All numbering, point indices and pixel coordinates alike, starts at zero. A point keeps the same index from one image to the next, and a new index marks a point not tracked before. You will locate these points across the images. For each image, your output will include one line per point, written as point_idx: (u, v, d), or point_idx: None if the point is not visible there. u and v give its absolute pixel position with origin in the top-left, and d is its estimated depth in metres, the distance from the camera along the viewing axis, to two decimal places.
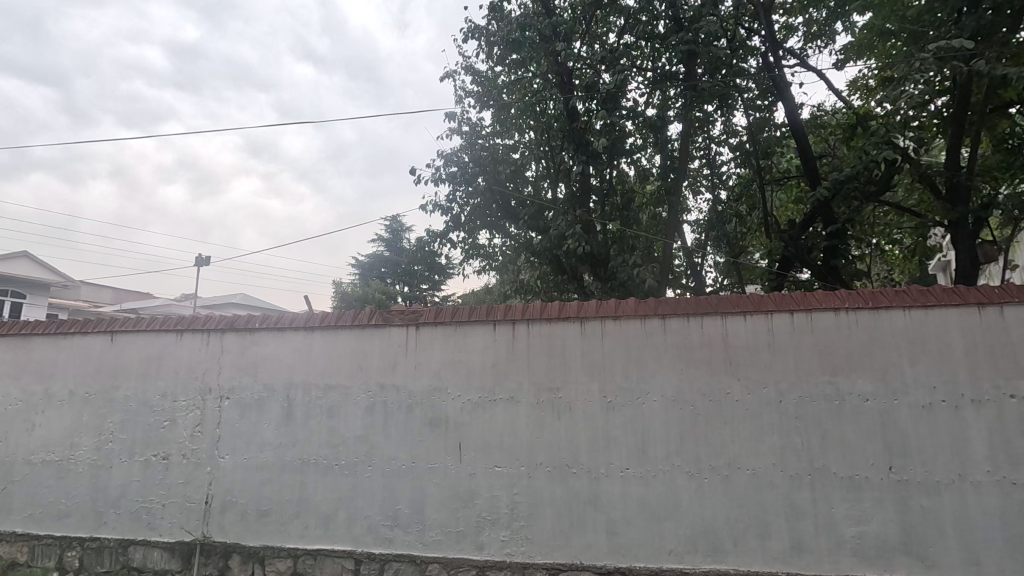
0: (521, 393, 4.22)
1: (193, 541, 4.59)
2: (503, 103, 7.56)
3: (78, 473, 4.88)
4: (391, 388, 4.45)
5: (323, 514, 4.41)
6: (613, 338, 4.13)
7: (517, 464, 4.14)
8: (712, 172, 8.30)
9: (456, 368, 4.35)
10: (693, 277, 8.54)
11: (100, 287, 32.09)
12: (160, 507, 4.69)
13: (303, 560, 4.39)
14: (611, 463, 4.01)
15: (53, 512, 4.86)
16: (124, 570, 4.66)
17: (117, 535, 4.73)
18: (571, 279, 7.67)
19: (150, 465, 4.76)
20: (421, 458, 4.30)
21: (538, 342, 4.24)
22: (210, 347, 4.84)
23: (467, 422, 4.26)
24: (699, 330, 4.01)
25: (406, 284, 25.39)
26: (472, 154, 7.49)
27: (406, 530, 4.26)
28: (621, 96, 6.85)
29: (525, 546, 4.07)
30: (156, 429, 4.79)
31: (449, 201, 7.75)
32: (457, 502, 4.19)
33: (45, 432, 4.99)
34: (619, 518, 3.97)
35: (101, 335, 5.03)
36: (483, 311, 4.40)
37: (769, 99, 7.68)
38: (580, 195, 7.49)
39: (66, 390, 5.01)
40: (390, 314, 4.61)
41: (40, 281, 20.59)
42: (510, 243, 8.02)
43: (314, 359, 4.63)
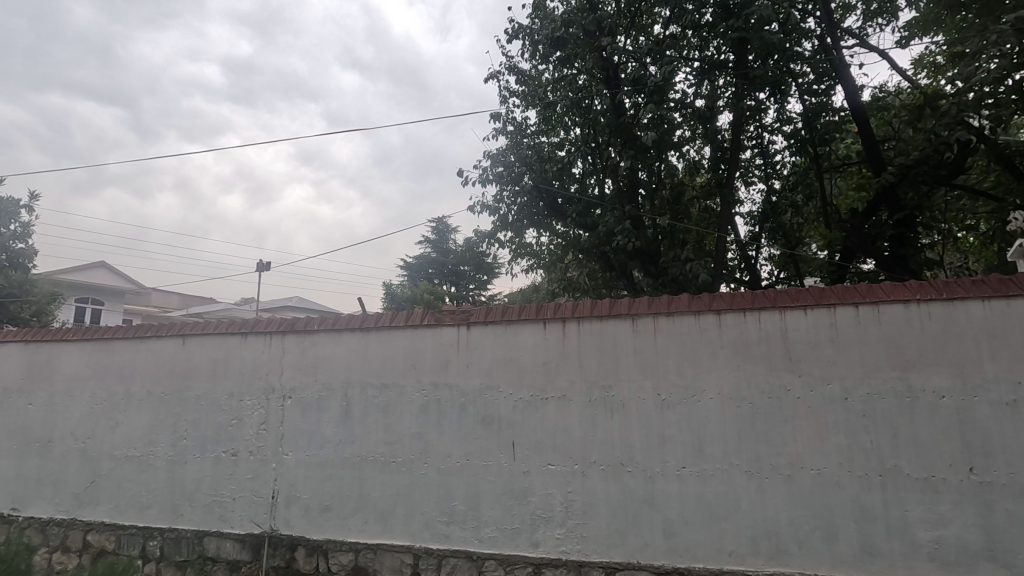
0: (573, 391, 4.21)
1: (261, 534, 4.82)
2: (548, 101, 7.55)
3: (156, 469, 5.21)
4: (444, 387, 4.53)
5: (382, 510, 4.54)
6: (666, 335, 4.05)
7: (571, 463, 4.14)
8: (765, 162, 8.01)
9: (507, 367, 4.39)
10: (747, 271, 8.27)
11: (169, 293, 34.23)
12: (231, 500, 4.95)
13: (364, 554, 4.52)
14: (667, 462, 3.95)
15: (136, 504, 5.22)
16: (200, 560, 4.94)
17: (193, 527, 5.02)
18: (620, 276, 7.59)
19: (221, 460, 5.03)
20: (474, 455, 4.36)
21: (589, 340, 4.22)
22: (272, 349, 5.07)
23: (519, 420, 4.29)
24: (756, 326, 3.89)
25: (453, 284, 25.81)
26: (518, 154, 7.51)
27: (462, 526, 4.33)
28: (669, 88, 6.71)
29: (581, 544, 4.06)
30: (225, 426, 5.06)
31: (497, 201, 7.80)
32: (512, 500, 4.23)
33: (127, 429, 5.36)
34: (676, 518, 3.90)
35: (174, 339, 5.36)
36: (533, 311, 4.42)
37: (826, 83, 7.31)
38: (628, 191, 7.38)
39: (144, 391, 5.36)
40: (441, 315, 4.70)
41: (116, 289, 22.11)
42: (558, 242, 8.01)
43: (370, 359, 4.77)
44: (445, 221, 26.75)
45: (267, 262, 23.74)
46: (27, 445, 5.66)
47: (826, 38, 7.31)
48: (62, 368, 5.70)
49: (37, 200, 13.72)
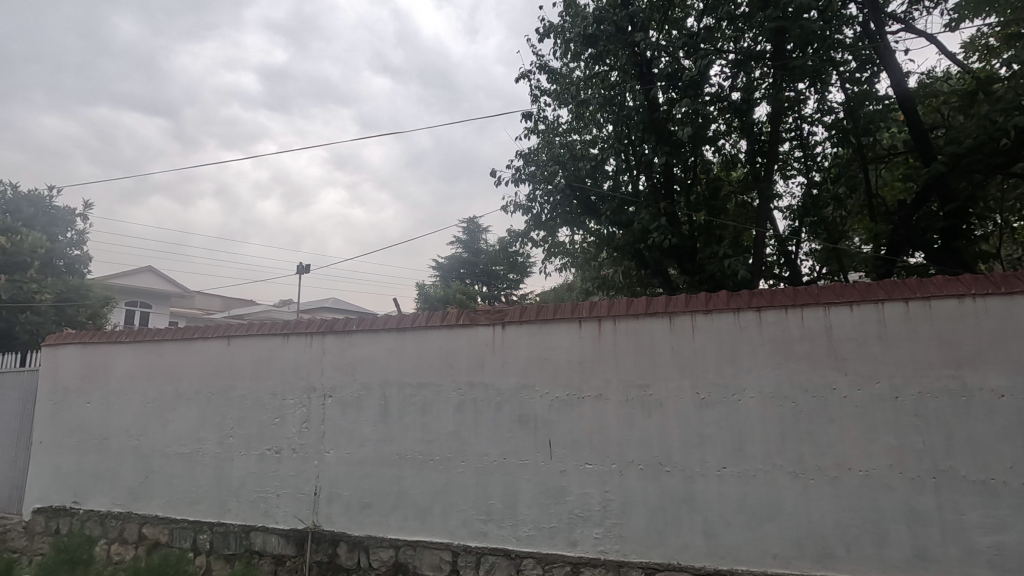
0: (609, 390, 4.19)
1: (305, 529, 4.95)
2: (581, 99, 7.51)
3: (204, 465, 5.41)
4: (479, 386, 4.56)
5: (420, 507, 4.60)
6: (704, 334, 3.99)
7: (608, 462, 4.12)
8: (805, 154, 7.79)
9: (542, 365, 4.40)
10: (787, 266, 8.06)
11: (212, 296, 35.53)
12: (275, 497, 5.10)
13: (404, 550, 4.60)
14: (707, 462, 3.89)
15: (187, 499, 5.43)
16: (247, 553, 5.11)
17: (239, 521, 5.20)
18: (655, 274, 7.49)
19: (265, 458, 5.19)
20: (511, 454, 4.38)
21: (624, 339, 4.19)
22: (312, 349, 5.20)
23: (555, 419, 4.29)
24: (799, 323, 3.78)
25: (485, 283, 26.02)
26: (550, 154, 7.61)
27: (500, 524, 4.36)
28: (704, 83, 6.64)
29: (619, 544, 4.03)
30: (269, 425, 5.22)
31: (529, 201, 7.81)
32: (549, 499, 4.23)
33: (177, 427, 5.58)
34: (717, 519, 3.83)
35: (219, 340, 5.56)
36: (568, 309, 4.41)
37: (869, 71, 7.04)
38: (663, 187, 7.32)
39: (193, 390, 5.58)
40: (476, 314, 4.72)
41: (164, 293, 23.06)
42: (591, 240, 7.96)
43: (407, 359, 4.84)
44: (475, 221, 26.87)
45: (305, 265, 24.37)
46: (86, 442, 5.96)
47: (869, 24, 7.04)
48: (115, 368, 5.98)
49: (91, 209, 14.38)
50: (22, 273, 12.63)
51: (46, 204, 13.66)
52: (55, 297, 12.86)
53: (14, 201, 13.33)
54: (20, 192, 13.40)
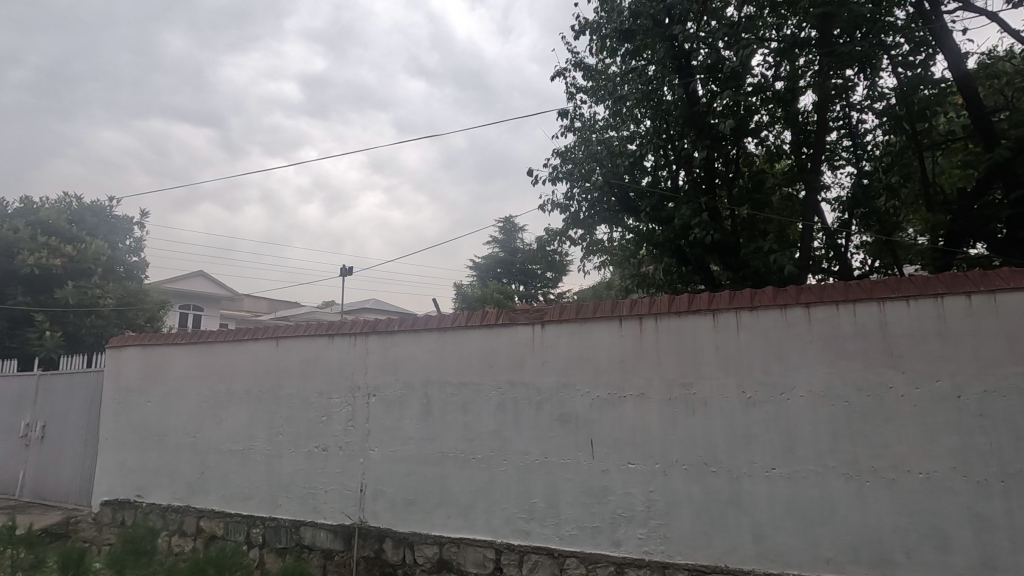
0: (651, 389, 4.13)
1: (352, 525, 5.07)
2: (618, 95, 7.42)
3: (256, 462, 5.62)
4: (520, 385, 4.58)
5: (463, 505, 4.66)
6: (749, 331, 3.89)
7: (651, 462, 4.06)
8: (854, 143, 7.50)
9: (582, 364, 4.38)
10: (837, 260, 7.75)
11: (259, 299, 36.86)
12: (323, 493, 5.25)
13: (447, 547, 4.66)
14: (754, 462, 3.79)
15: (240, 494, 5.65)
16: (297, 548, 5.28)
17: (290, 516, 5.38)
18: (697, 271, 7.32)
19: (313, 455, 5.36)
20: (553, 453, 4.38)
21: (667, 337, 4.12)
22: (356, 349, 5.32)
23: (596, 418, 4.27)
24: (851, 319, 3.64)
25: (522, 283, 26.06)
26: (587, 151, 7.56)
27: (542, 523, 4.36)
28: (745, 74, 6.48)
29: (664, 545, 3.98)
30: (316, 423, 5.38)
31: (567, 199, 7.78)
32: (591, 498, 4.21)
33: (230, 425, 5.82)
34: (766, 521, 3.73)
35: (268, 341, 5.76)
36: (608, 307, 4.37)
37: (923, 53, 6.69)
38: (705, 181, 7.19)
39: (244, 389, 5.80)
40: (515, 314, 4.73)
41: (214, 296, 24.06)
42: (630, 237, 7.87)
43: (448, 359, 4.90)
44: (511, 221, 26.97)
45: (347, 268, 25.01)
46: (147, 439, 6.28)
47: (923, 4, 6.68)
48: (172, 369, 6.27)
49: (147, 217, 15.16)
50: (86, 279, 13.38)
51: (107, 214, 14.53)
52: (116, 302, 13.58)
53: (78, 212, 14.16)
54: (84, 204, 14.25)
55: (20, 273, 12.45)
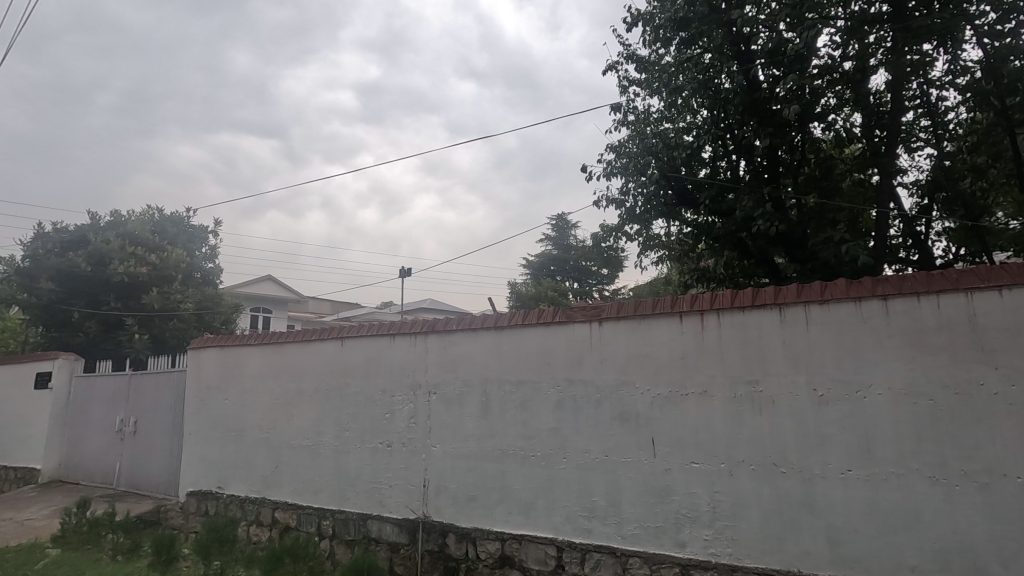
0: (715, 386, 4.01)
1: (416, 519, 5.21)
2: (673, 85, 7.23)
3: (325, 456, 5.88)
4: (578, 383, 4.56)
5: (524, 502, 4.69)
6: (820, 326, 3.71)
7: (716, 461, 3.95)
8: (934, 122, 7.00)
9: (642, 362, 4.31)
10: (916, 248, 7.25)
11: (322, 301, 38.47)
12: (388, 487, 5.42)
13: (509, 543, 4.71)
14: (828, 464, 3.61)
15: (311, 487, 5.93)
16: (365, 540, 5.47)
17: (357, 509, 5.59)
18: (760, 264, 7.02)
19: (378, 451, 5.54)
20: (613, 451, 4.34)
21: (729, 334, 3.99)
22: (417, 348, 5.46)
23: (657, 416, 4.19)
24: (935, 311, 3.40)
25: (576, 280, 25.94)
26: (642, 145, 7.42)
27: (604, 522, 4.33)
28: (811, 56, 6.17)
29: (731, 547, 3.86)
30: (380, 420, 5.56)
31: (622, 194, 7.67)
32: (653, 497, 4.14)
33: (300, 422, 6.10)
34: (843, 525, 3.54)
35: (333, 341, 6.01)
36: (667, 304, 4.28)
37: (1013, 21, 6.12)
38: (767, 170, 6.94)
39: (312, 387, 6.07)
40: (572, 311, 4.71)
41: (281, 299, 25.30)
42: (688, 230, 7.68)
43: (506, 358, 4.95)
44: (564, 218, 26.90)
45: (404, 270, 25.72)
46: (226, 434, 6.70)
47: None
48: (247, 368, 6.65)
49: (220, 226, 16.21)
50: (168, 285, 14.33)
51: (186, 223, 15.73)
52: (195, 305, 14.54)
53: (160, 223, 15.39)
54: (166, 215, 15.43)
55: (112, 281, 13.53)
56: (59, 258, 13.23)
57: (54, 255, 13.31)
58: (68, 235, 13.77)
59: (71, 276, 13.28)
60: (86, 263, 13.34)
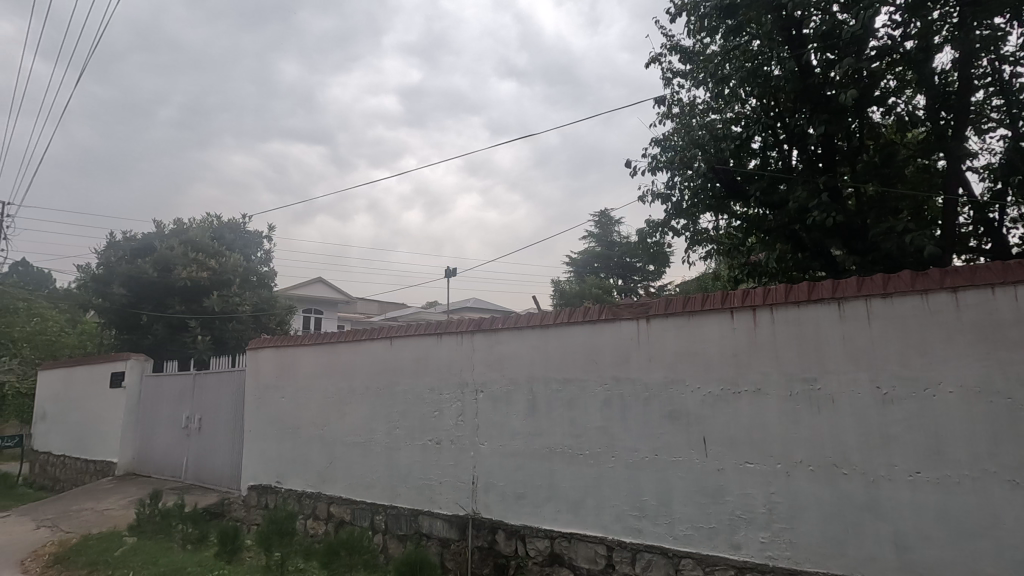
0: (769, 384, 3.89)
1: (465, 516, 5.28)
2: (719, 75, 7.02)
3: (376, 453, 6.03)
4: (626, 381, 4.51)
5: (573, 500, 4.67)
6: (883, 320, 3.53)
7: (772, 461, 3.83)
8: (1007, 100, 6.54)
9: (691, 359, 4.22)
10: (988, 237, 6.80)
11: (370, 301, 39.48)
12: (438, 484, 5.52)
13: (559, 542, 4.71)
14: (894, 466, 3.44)
15: (363, 483, 6.10)
16: (416, 535, 5.59)
17: (408, 505, 5.71)
18: (816, 257, 6.71)
19: (427, 448, 5.64)
20: (663, 450, 4.27)
21: (784, 329, 3.86)
22: (463, 347, 5.53)
23: (708, 415, 4.10)
24: (1012, 304, 3.18)
25: (620, 277, 25.67)
26: (688, 137, 7.25)
27: (654, 522, 4.26)
28: (869, 37, 5.96)
29: (790, 550, 3.73)
30: (429, 417, 5.67)
31: (668, 188, 7.53)
32: (706, 498, 4.05)
33: (353, 419, 6.29)
34: (911, 530, 3.37)
35: (383, 341, 6.16)
36: (718, 299, 4.17)
37: None
38: (822, 159, 6.74)
39: (363, 385, 6.24)
40: (618, 308, 4.66)
41: (331, 300, 26.14)
42: (738, 224, 7.46)
43: (552, 356, 4.94)
44: (608, 214, 26.62)
45: (449, 270, 26.07)
46: (283, 430, 6.97)
47: None
48: (301, 367, 6.90)
49: (274, 231, 16.88)
50: (228, 288, 15.03)
51: (242, 229, 16.47)
52: (252, 307, 15.20)
53: (219, 229, 16.15)
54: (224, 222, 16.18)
55: (176, 285, 14.29)
56: (129, 264, 14.08)
57: (125, 262, 14.17)
58: (137, 242, 14.63)
59: (140, 281, 14.10)
60: (153, 269, 14.14)
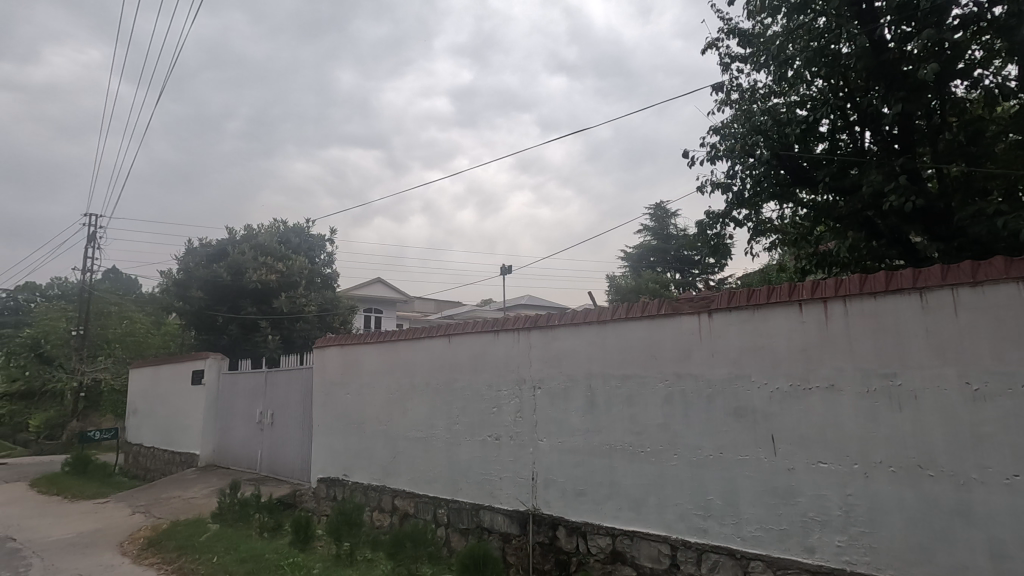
0: (844, 380, 3.69)
1: (526, 511, 5.31)
2: (782, 57, 6.70)
3: (437, 447, 6.17)
4: (688, 377, 4.39)
5: (634, 498, 4.61)
6: (973, 311, 3.27)
7: (848, 461, 3.63)
8: None
9: (757, 354, 4.06)
10: None
11: (427, 300, 40.36)
12: (498, 479, 5.58)
13: (621, 540, 4.65)
14: (987, 468, 3.18)
15: (426, 477, 6.25)
16: (478, 529, 5.68)
17: (470, 499, 5.80)
18: (892, 244, 6.30)
19: (486, 444, 5.72)
20: (728, 448, 4.14)
21: (860, 322, 3.65)
22: (520, 344, 5.55)
23: (777, 412, 3.94)
24: None
25: (678, 270, 25.05)
26: (749, 124, 6.97)
27: (721, 522, 4.14)
28: (951, 5, 5.52)
29: (869, 555, 3.53)
30: (488, 413, 5.74)
31: (728, 178, 7.27)
32: (776, 499, 3.89)
33: (414, 415, 6.45)
34: (1009, 538, 3.10)
35: (441, 338, 6.28)
36: (785, 291, 3.99)
37: None
38: (899, 140, 6.34)
39: (424, 382, 6.39)
40: (679, 303, 4.54)
41: (391, 299, 26.93)
42: (805, 212, 7.11)
43: (610, 352, 4.89)
44: (664, 207, 26.07)
45: (504, 267, 26.26)
46: (349, 425, 7.25)
47: None
48: (364, 365, 7.15)
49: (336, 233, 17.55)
50: (295, 290, 15.76)
51: (306, 232, 17.21)
52: (318, 308, 15.88)
53: (285, 233, 16.94)
54: (290, 226, 16.96)
55: (248, 288, 15.11)
56: (206, 269, 15.00)
57: (202, 267, 15.12)
58: (212, 248, 15.55)
59: (216, 284, 15.01)
60: (227, 273, 15.01)
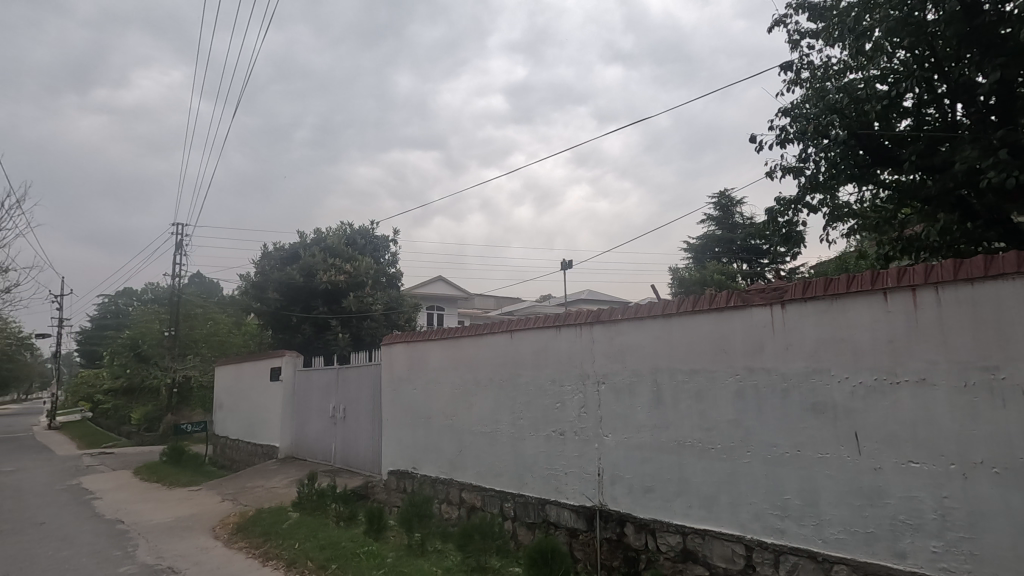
0: (936, 374, 3.42)
1: (592, 507, 5.28)
2: (859, 29, 6.26)
3: (502, 442, 6.24)
4: (760, 371, 4.22)
5: (705, 496, 4.48)
6: None
7: (943, 461, 3.36)
8: None
9: (837, 346, 3.83)
10: None
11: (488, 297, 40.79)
12: (563, 474, 5.58)
13: (691, 538, 4.53)
14: None
15: (491, 471, 6.34)
16: (544, 524, 5.70)
17: (535, 494, 5.83)
18: (991, 225, 5.77)
19: (551, 439, 5.72)
20: (807, 446, 3.94)
21: (955, 311, 3.36)
22: (582, 339, 5.52)
23: (860, 408, 3.71)
24: None
25: (746, 261, 24.03)
26: (822, 103, 6.58)
27: (800, 523, 3.95)
28: None
29: (970, 563, 3.25)
30: (552, 409, 5.74)
31: (800, 161, 6.90)
32: (861, 500, 3.67)
33: (478, 410, 6.56)
34: None
35: (503, 334, 6.34)
36: (867, 279, 3.74)
37: None
38: (997, 111, 5.79)
39: (487, 377, 6.48)
40: (749, 294, 4.36)
41: (452, 297, 27.42)
42: (888, 194, 6.64)
43: (676, 346, 4.76)
44: (729, 195, 25.07)
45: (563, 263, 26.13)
46: (416, 420, 7.46)
47: None
48: (429, 361, 7.34)
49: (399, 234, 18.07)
50: (362, 290, 16.35)
51: (371, 234, 17.82)
52: (383, 307, 16.41)
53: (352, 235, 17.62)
54: (356, 229, 17.62)
55: (318, 289, 15.84)
56: (281, 271, 15.83)
57: (277, 269, 15.98)
58: (286, 252, 16.40)
59: (290, 286, 15.84)
60: (299, 274, 15.79)
